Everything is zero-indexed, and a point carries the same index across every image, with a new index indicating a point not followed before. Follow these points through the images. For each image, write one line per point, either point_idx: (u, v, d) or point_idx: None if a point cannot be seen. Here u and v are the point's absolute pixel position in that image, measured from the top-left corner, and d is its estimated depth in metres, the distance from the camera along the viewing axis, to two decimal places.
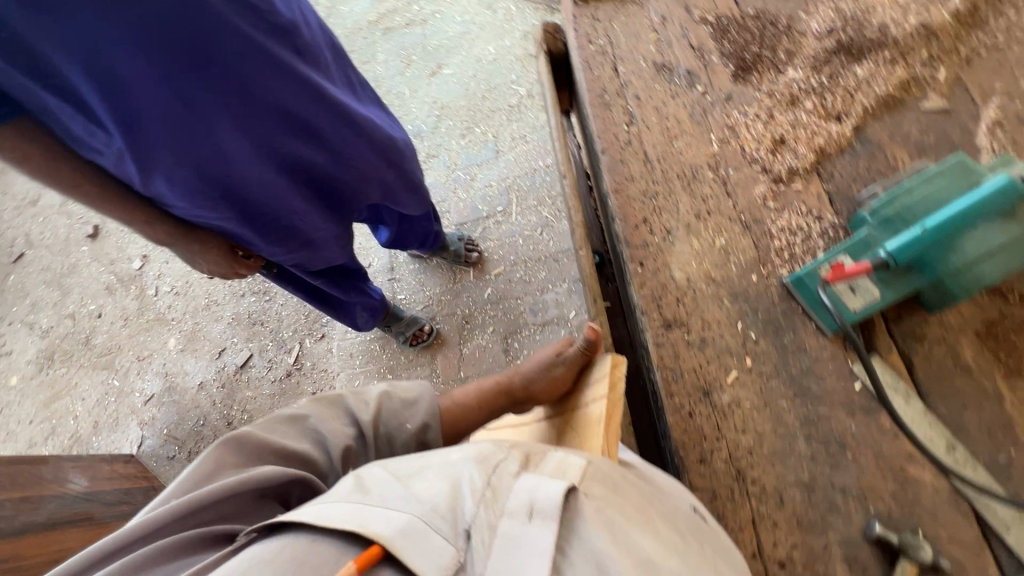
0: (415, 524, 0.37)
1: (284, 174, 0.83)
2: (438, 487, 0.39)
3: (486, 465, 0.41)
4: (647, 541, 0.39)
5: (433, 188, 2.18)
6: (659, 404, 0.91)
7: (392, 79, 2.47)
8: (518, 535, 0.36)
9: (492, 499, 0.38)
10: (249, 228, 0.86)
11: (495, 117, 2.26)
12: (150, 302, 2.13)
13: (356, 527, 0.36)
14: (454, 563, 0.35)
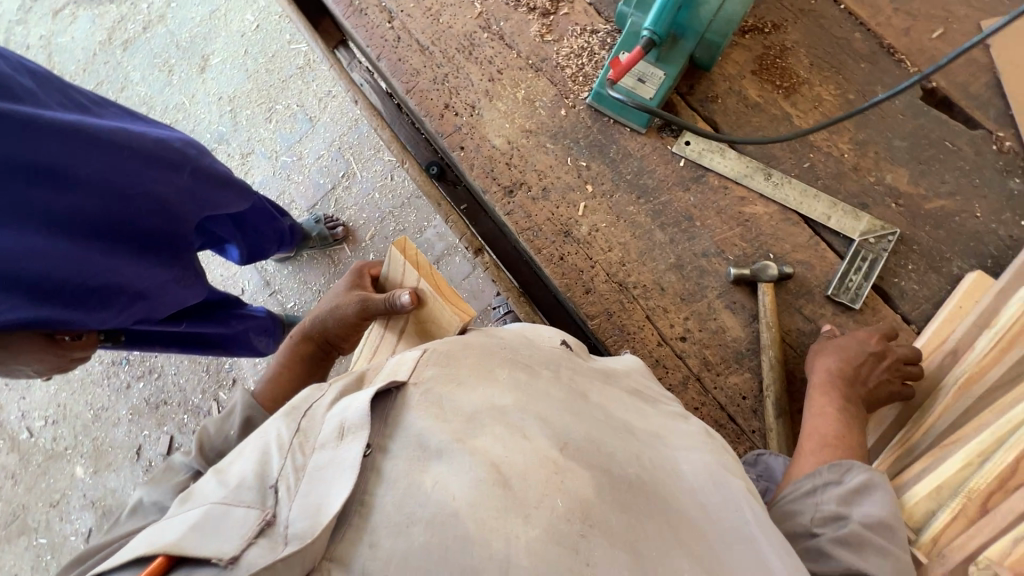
0: (214, 509, 0.37)
1: (45, 230, 0.76)
2: (246, 463, 0.41)
3: (296, 415, 0.45)
4: (474, 395, 0.47)
5: (265, 184, 2.01)
6: (537, 265, 0.96)
7: (161, 93, 2.17)
8: (328, 459, 0.40)
9: (304, 443, 0.42)
10: (46, 305, 0.78)
11: (291, 84, 2.07)
12: (30, 445, 1.87)
13: (148, 547, 0.35)
14: (260, 521, 0.37)
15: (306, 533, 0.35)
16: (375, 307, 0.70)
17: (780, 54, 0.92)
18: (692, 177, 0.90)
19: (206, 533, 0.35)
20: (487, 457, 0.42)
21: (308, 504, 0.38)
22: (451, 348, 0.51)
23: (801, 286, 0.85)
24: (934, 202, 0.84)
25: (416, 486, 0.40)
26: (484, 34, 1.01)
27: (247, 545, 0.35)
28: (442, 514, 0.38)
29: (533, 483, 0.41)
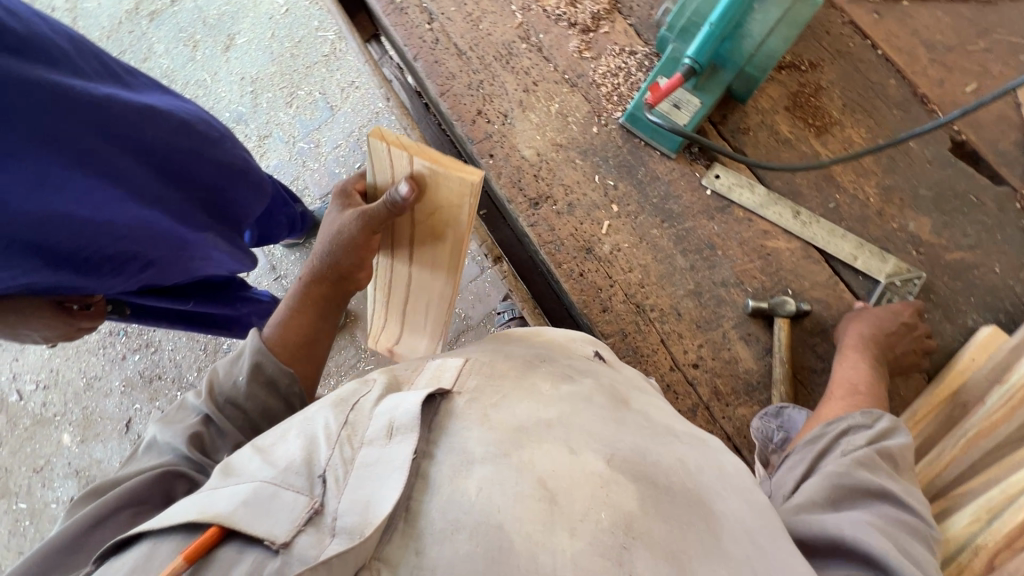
0: (264, 489, 0.40)
1: (70, 196, 0.74)
2: (295, 447, 0.44)
3: (344, 407, 0.46)
4: (522, 408, 0.48)
5: (279, 169, 1.99)
6: (555, 279, 0.96)
7: (184, 67, 2.16)
8: (376, 457, 0.42)
9: (352, 436, 0.44)
10: (62, 269, 0.78)
11: (315, 72, 2.06)
12: (18, 408, 1.85)
13: (199, 514, 0.39)
14: (307, 510, 0.39)
15: (356, 529, 0.37)
16: (377, 212, 0.71)
17: (815, 92, 0.93)
18: (717, 206, 0.91)
19: (257, 513, 0.38)
20: (533, 471, 0.43)
21: (358, 500, 0.39)
22: (491, 359, 0.54)
23: (816, 324, 0.86)
24: (954, 254, 0.85)
25: (460, 494, 0.41)
26: (523, 45, 1.01)
27: (297, 533, 0.38)
28: (486, 524, 0.39)
29: (580, 498, 0.42)
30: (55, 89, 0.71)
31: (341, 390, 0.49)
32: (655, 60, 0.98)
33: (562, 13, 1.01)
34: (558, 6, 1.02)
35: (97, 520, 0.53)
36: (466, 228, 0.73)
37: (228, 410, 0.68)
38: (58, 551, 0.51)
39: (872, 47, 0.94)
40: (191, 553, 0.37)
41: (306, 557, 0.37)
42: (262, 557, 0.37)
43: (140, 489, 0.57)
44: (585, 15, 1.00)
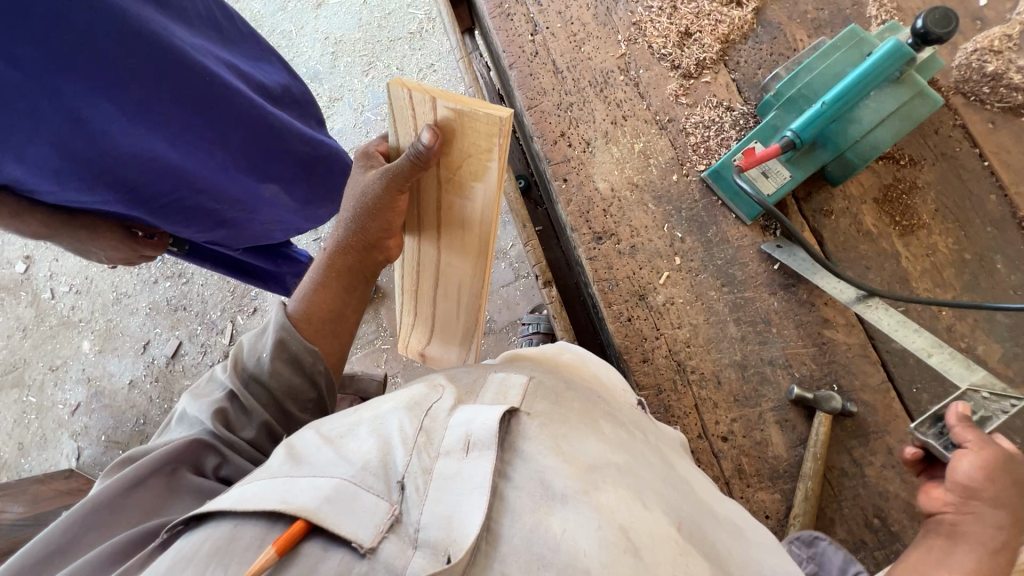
0: (345, 488, 0.47)
1: (180, 158, 0.83)
2: (370, 447, 0.51)
3: (419, 411, 0.53)
4: (591, 446, 0.52)
5: (342, 134, 2.01)
6: (600, 316, 0.95)
7: (274, 15, 2.19)
8: (454, 471, 0.48)
9: (427, 444, 0.50)
10: (148, 210, 0.87)
11: (398, 47, 2.07)
12: (49, 307, 1.91)
13: (283, 505, 0.45)
14: (388, 516, 0.46)
15: (440, 546, 0.44)
16: (400, 169, 0.72)
17: (908, 190, 0.90)
18: (782, 283, 0.89)
19: (341, 510, 0.46)
20: (613, 519, 0.46)
21: (439, 514, 0.45)
22: (554, 386, 0.58)
23: (858, 427, 0.83)
24: (1019, 389, 0.81)
25: (545, 530, 0.46)
26: (620, 76, 1.00)
27: (382, 537, 0.45)
28: (573, 568, 0.44)
29: (662, 558, 0.46)
30: (188, 58, 0.76)
31: (413, 393, 0.56)
32: (751, 122, 0.95)
33: (667, 52, 0.99)
34: (665, 44, 1.00)
35: (136, 479, 0.58)
36: (495, 181, 0.73)
37: (253, 386, 0.70)
38: (101, 505, 0.56)
39: (979, 156, 0.90)
40: (281, 544, 0.43)
41: (392, 564, 0.44)
42: (349, 556, 0.44)
43: (176, 455, 0.61)
44: (690, 60, 0.98)
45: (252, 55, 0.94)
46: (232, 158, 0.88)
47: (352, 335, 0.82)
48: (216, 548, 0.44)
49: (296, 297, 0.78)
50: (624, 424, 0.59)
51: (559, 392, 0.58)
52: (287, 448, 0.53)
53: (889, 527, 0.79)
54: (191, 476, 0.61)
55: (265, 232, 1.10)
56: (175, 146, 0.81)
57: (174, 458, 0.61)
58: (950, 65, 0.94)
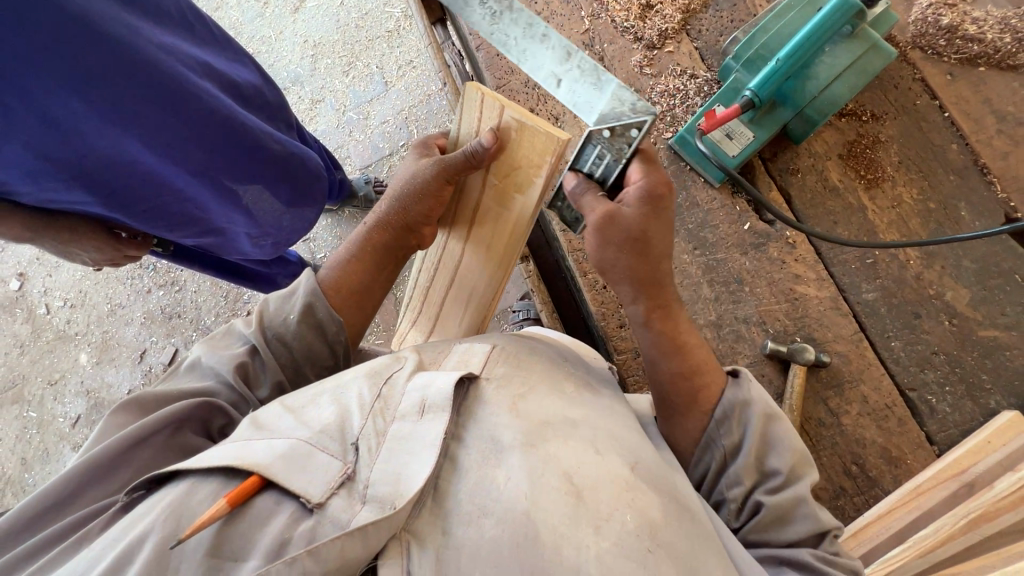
0: (300, 447, 0.48)
1: (160, 159, 0.84)
2: (330, 414, 0.52)
3: (378, 380, 0.55)
4: (546, 405, 0.55)
5: (325, 134, 2.03)
6: (578, 287, 0.97)
7: (252, 22, 2.21)
8: (409, 432, 0.50)
9: (383, 410, 0.52)
10: (132, 215, 0.87)
11: (376, 45, 2.08)
12: (45, 322, 1.93)
13: (238, 460, 0.46)
14: (340, 475, 0.47)
15: (386, 499, 0.45)
16: (454, 162, 0.72)
17: (872, 145, 0.92)
18: (753, 243, 0.90)
19: (292, 467, 0.46)
20: (559, 467, 0.49)
21: (389, 471, 0.47)
22: (518, 352, 0.61)
23: (833, 377, 0.84)
24: (987, 331, 0.83)
25: (490, 483, 0.47)
26: (586, 51, 1.01)
27: (331, 494, 0.46)
28: (513, 514, 0.45)
29: (605, 497, 0.48)
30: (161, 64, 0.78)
31: (375, 363, 0.57)
32: (715, 87, 0.97)
33: (630, 25, 1.00)
34: (628, 17, 1.01)
35: (139, 438, 0.56)
36: (537, 197, 0.72)
37: (275, 346, 0.71)
38: (100, 461, 0.54)
39: (939, 108, 0.92)
40: (233, 498, 0.44)
41: (339, 517, 0.44)
42: (296, 512, 0.45)
43: (184, 414, 0.60)
44: (653, 31, 1.00)
45: (227, 59, 0.96)
46: (211, 159, 0.89)
47: (370, 315, 0.81)
48: (175, 502, 0.44)
49: (329, 266, 0.78)
50: (589, 386, 0.63)
51: (523, 356, 0.61)
52: (251, 419, 0.53)
53: (867, 472, 0.81)
54: (193, 437, 0.60)
55: (249, 246, 1.10)
56: (152, 147, 0.82)
57: (179, 418, 0.59)
58: (906, 21, 0.95)
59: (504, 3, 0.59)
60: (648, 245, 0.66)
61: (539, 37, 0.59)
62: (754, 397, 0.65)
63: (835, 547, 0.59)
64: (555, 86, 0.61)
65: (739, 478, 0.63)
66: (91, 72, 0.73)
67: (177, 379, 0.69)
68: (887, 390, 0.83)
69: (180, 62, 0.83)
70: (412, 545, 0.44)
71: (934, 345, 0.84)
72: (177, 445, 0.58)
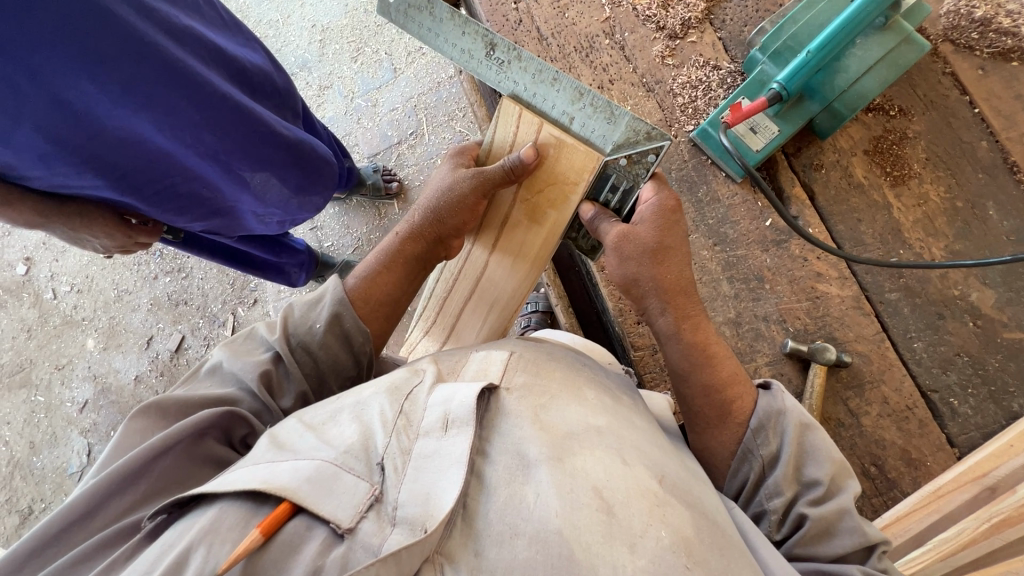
0: (326, 468, 0.47)
1: (172, 143, 0.82)
2: (352, 432, 0.51)
3: (399, 395, 0.54)
4: (570, 416, 0.54)
5: (333, 122, 2.00)
6: (594, 282, 0.96)
7: (259, 6, 2.17)
8: (434, 449, 0.49)
9: (407, 426, 0.51)
10: (144, 198, 0.86)
11: (385, 31, 2.05)
12: (51, 307, 1.92)
13: (264, 485, 0.45)
14: (368, 497, 0.46)
15: (417, 521, 0.44)
16: (492, 175, 0.73)
17: (899, 141, 0.90)
18: (774, 240, 0.89)
19: (323, 491, 0.45)
20: (590, 482, 0.48)
21: (417, 491, 0.46)
22: (536, 359, 0.62)
23: (853, 377, 0.83)
24: (1013, 333, 0.81)
25: (520, 501, 0.47)
26: (606, 40, 0.99)
27: (360, 518, 0.45)
28: (545, 532, 0.44)
29: (636, 513, 0.47)
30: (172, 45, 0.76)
31: (394, 378, 0.57)
32: (739, 79, 0.95)
33: (652, 14, 0.98)
34: (649, 6, 0.98)
35: (163, 448, 0.55)
36: (571, 212, 0.74)
37: (301, 354, 0.70)
38: (123, 474, 0.53)
39: (969, 104, 0.90)
40: (266, 526, 0.43)
41: (369, 542, 0.44)
42: (328, 538, 0.44)
43: (207, 423, 0.58)
44: (675, 20, 0.97)
45: (236, 39, 0.93)
46: (222, 143, 0.87)
47: (395, 323, 0.81)
48: (204, 526, 0.43)
49: (358, 273, 0.78)
50: (610, 391, 0.63)
51: (542, 364, 0.61)
52: (270, 437, 0.52)
53: (886, 474, 0.80)
54: (215, 445, 0.59)
55: (255, 224, 1.10)
56: (164, 131, 0.80)
57: (203, 427, 0.58)
58: (938, 12, 0.93)
59: (516, 54, 0.65)
60: (666, 256, 0.71)
61: (548, 81, 0.66)
62: (789, 406, 0.65)
63: (884, 563, 0.57)
64: (569, 122, 0.68)
65: (781, 490, 0.62)
66: (101, 54, 0.71)
67: (198, 383, 0.67)
68: (909, 391, 0.82)
69: (187, 47, 0.80)
70: (445, 568, 0.43)
71: (957, 346, 0.82)
72: (200, 454, 0.58)
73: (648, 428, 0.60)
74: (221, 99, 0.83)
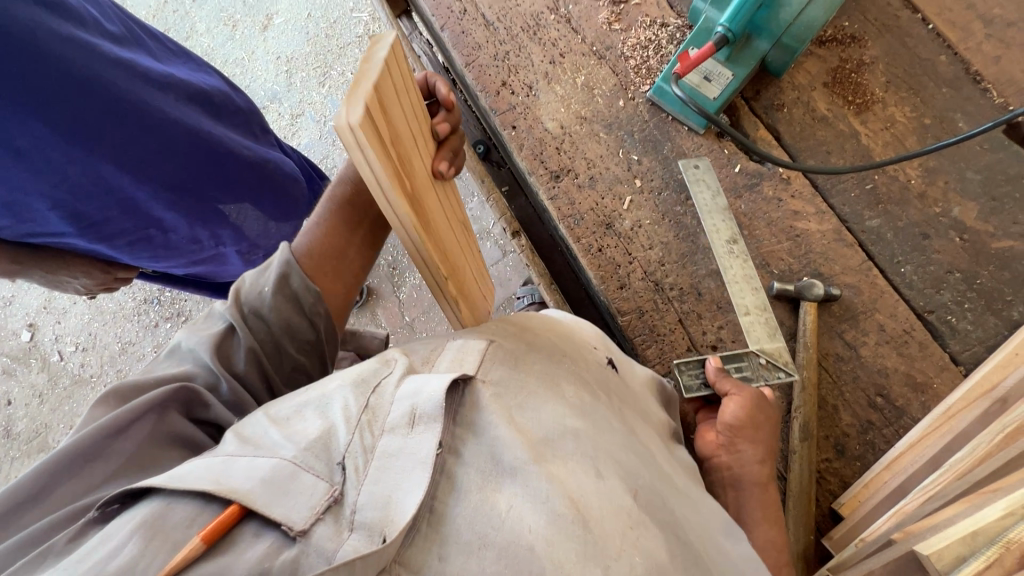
0: (283, 468, 0.42)
1: (136, 187, 0.83)
2: (315, 428, 0.46)
3: (366, 388, 0.48)
4: (545, 413, 0.51)
5: (309, 148, 2.01)
6: (576, 258, 0.95)
7: (223, 46, 2.17)
8: (398, 448, 0.44)
9: (372, 422, 0.46)
10: (117, 245, 0.88)
11: (348, 52, 2.06)
12: (59, 369, 1.94)
13: (214, 485, 0.41)
14: (327, 497, 0.42)
15: (375, 527, 0.40)
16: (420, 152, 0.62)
17: (857, 68, 0.89)
18: (746, 186, 0.88)
19: (275, 493, 0.41)
20: (563, 490, 0.45)
21: (378, 494, 0.42)
22: (514, 350, 0.57)
23: (846, 310, 0.82)
24: (1001, 241, 0.80)
25: (490, 508, 0.44)
26: (551, 16, 0.99)
27: (316, 520, 0.41)
28: (517, 545, 0.42)
29: (610, 530, 0.45)
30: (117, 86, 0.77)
31: (362, 367, 0.50)
32: (688, 32, 0.96)
33: None
34: None
35: (111, 431, 0.50)
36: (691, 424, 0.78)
37: (251, 319, 0.63)
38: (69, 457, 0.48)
39: (922, 21, 0.90)
40: (209, 533, 0.39)
41: (324, 548, 0.40)
42: (279, 541, 0.40)
43: (163, 397, 0.54)
44: None
45: (186, 69, 0.93)
46: (184, 177, 0.87)
47: (365, 273, 0.74)
48: (142, 527, 0.39)
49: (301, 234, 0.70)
50: (590, 386, 0.59)
51: (519, 355, 0.57)
52: (234, 432, 0.48)
53: (894, 402, 0.78)
54: (176, 420, 0.54)
55: (238, 262, 1.10)
56: (126, 170, 0.81)
57: (160, 402, 0.53)
58: None
59: None
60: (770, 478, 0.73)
61: None
62: None
63: None
64: None
65: None
66: (49, 96, 0.72)
67: (153, 363, 0.61)
68: (904, 314, 0.80)
69: (139, 80, 0.81)
70: None
71: (947, 264, 0.81)
72: (158, 432, 0.53)
73: (622, 432, 0.56)
74: (176, 131, 0.84)
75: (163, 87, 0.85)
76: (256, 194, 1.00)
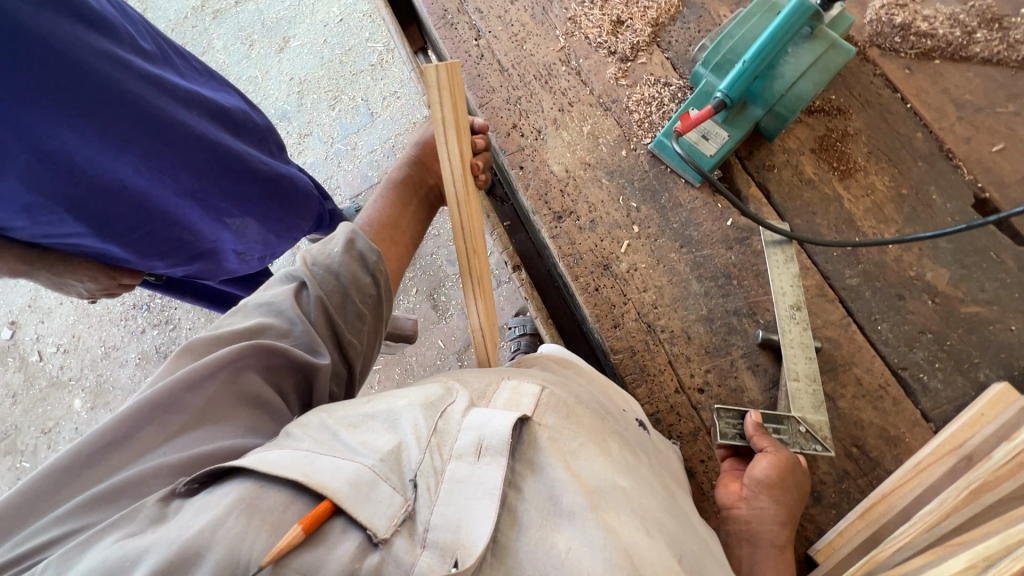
0: (366, 474, 0.45)
1: (151, 189, 0.86)
2: (387, 442, 0.48)
3: (434, 412, 0.51)
4: (598, 465, 0.52)
5: (315, 167, 2.05)
6: (573, 295, 0.99)
7: (238, 64, 2.23)
8: (466, 474, 0.46)
9: (440, 446, 0.48)
10: (127, 246, 0.88)
11: (360, 79, 2.13)
12: (37, 370, 1.90)
13: (306, 477, 0.43)
14: (402, 510, 0.44)
15: (447, 547, 0.42)
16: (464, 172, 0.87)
17: (842, 138, 0.96)
18: (736, 238, 0.93)
19: (360, 499, 0.43)
20: (618, 541, 0.46)
21: (449, 516, 0.44)
22: (567, 400, 0.58)
23: (826, 361, 0.86)
24: (970, 307, 0.86)
25: (549, 547, 0.46)
26: (562, 68, 1.05)
27: (394, 530, 0.43)
28: None
29: None
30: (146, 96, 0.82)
31: (429, 393, 0.54)
32: (688, 93, 1.02)
33: (603, 40, 1.05)
34: (600, 33, 1.06)
35: (188, 384, 0.54)
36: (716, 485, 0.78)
37: (323, 277, 0.67)
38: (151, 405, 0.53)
39: (901, 100, 0.97)
40: (308, 521, 0.41)
41: (401, 560, 0.42)
42: (363, 544, 0.42)
43: (238, 354, 0.57)
44: (625, 44, 1.04)
45: (209, 87, 0.98)
46: (199, 183, 0.91)
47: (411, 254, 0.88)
48: (240, 504, 0.41)
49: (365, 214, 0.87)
50: (631, 447, 0.61)
51: (572, 407, 0.58)
52: (302, 425, 0.50)
53: (868, 453, 0.82)
54: (250, 378, 0.58)
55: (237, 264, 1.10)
56: (144, 172, 0.84)
57: (237, 360, 0.57)
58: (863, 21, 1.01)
59: None
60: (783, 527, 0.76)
61: None
62: None
63: None
64: None
65: None
66: (85, 103, 0.76)
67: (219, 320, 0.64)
68: (880, 369, 0.84)
69: (167, 94, 0.86)
70: None
71: (921, 324, 0.86)
72: (234, 389, 0.57)
73: (663, 497, 0.58)
74: (198, 138, 0.88)
75: (187, 99, 0.89)
76: (265, 202, 1.03)
